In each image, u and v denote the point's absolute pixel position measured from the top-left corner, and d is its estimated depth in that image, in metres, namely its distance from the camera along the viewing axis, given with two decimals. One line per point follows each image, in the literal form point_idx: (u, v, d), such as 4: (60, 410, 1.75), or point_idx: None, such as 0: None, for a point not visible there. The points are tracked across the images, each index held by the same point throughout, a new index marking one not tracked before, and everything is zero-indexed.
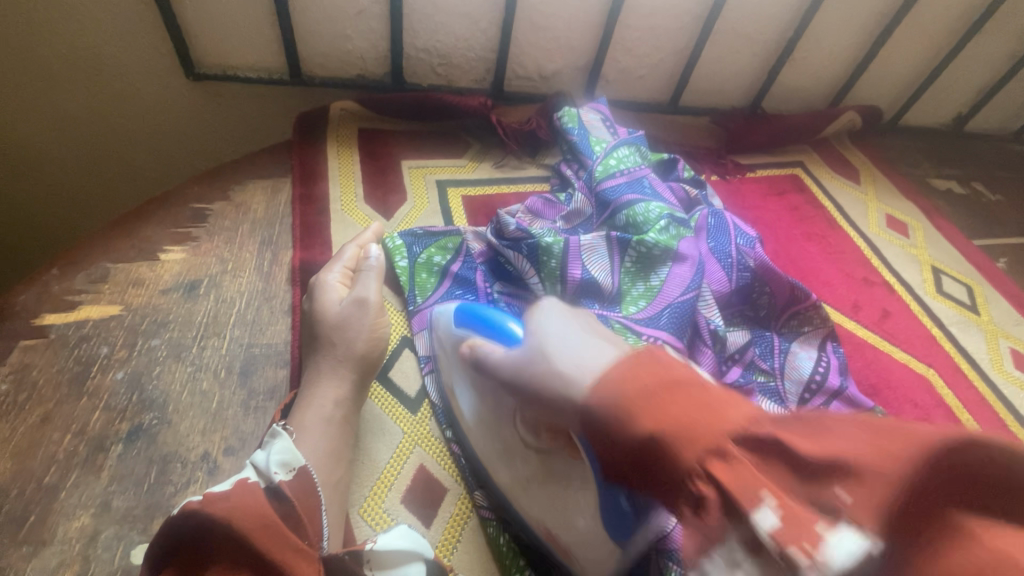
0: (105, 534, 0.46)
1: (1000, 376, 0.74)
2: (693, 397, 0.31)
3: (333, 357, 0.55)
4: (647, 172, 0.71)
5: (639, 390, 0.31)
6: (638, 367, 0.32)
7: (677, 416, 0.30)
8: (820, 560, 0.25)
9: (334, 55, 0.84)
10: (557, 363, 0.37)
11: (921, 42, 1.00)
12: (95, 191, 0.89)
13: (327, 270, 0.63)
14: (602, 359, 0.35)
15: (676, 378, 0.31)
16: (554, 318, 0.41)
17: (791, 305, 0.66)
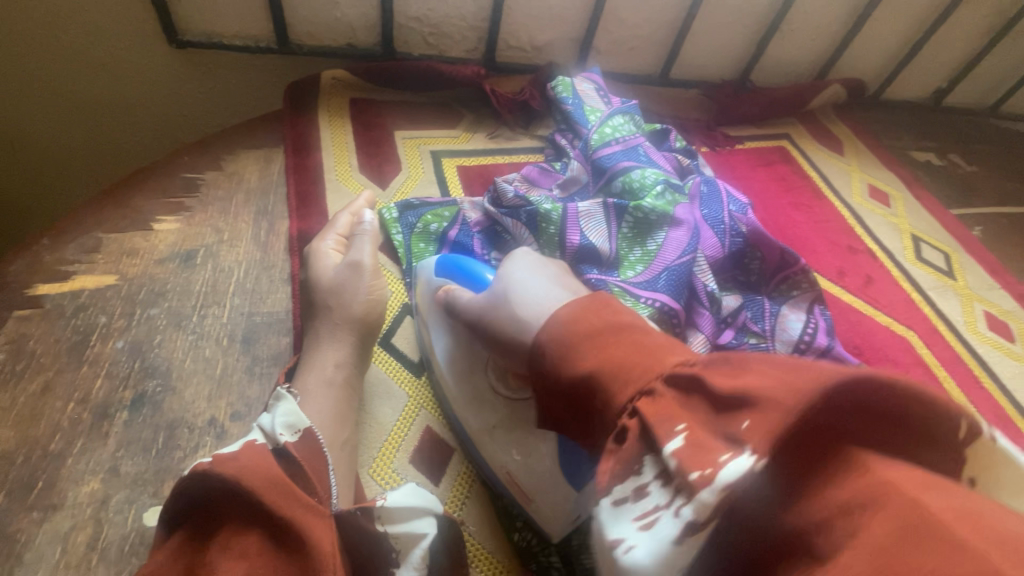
0: (116, 498, 0.46)
1: (974, 336, 0.78)
2: (633, 342, 0.35)
3: (331, 321, 0.56)
4: (642, 141, 0.72)
5: (589, 327, 0.36)
6: (587, 309, 0.38)
7: (617, 356, 0.34)
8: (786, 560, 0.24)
9: (322, 23, 0.82)
10: (518, 304, 0.44)
11: (904, 15, 1.02)
12: (77, 166, 0.87)
13: (321, 238, 0.62)
14: (554, 300, 0.43)
15: (618, 322, 0.37)
16: (523, 268, 0.48)
17: (781, 269, 0.69)
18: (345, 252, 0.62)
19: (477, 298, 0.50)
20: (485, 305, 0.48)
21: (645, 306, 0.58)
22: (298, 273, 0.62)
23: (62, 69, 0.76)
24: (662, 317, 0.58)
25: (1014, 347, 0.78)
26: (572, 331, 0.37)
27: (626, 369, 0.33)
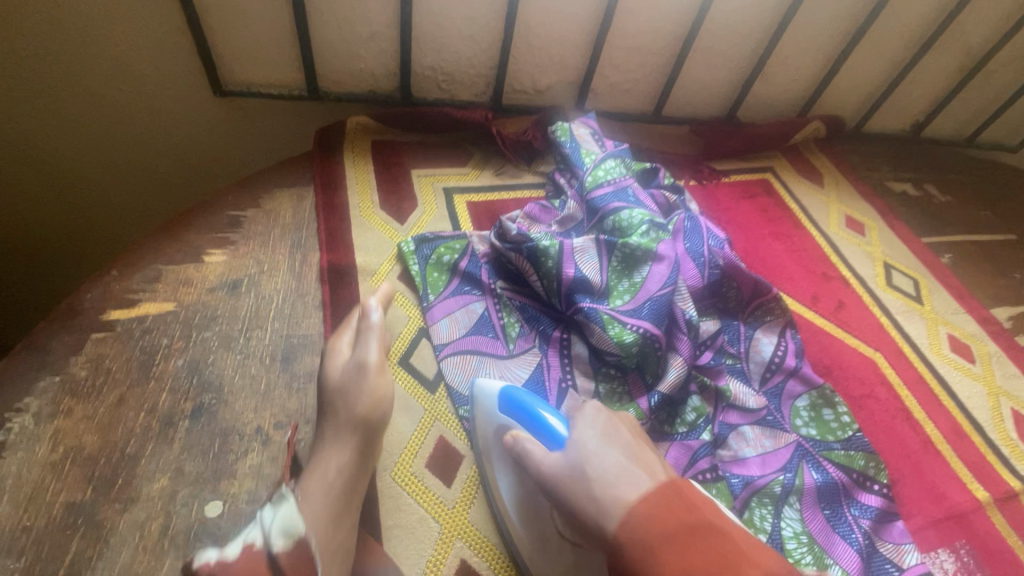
0: (182, 493, 0.55)
1: (938, 358, 0.85)
2: (710, 544, 0.40)
3: (337, 422, 0.59)
4: (631, 182, 0.80)
5: (673, 536, 0.41)
6: (666, 504, 0.43)
7: (699, 564, 0.39)
8: None
9: (348, 73, 0.92)
10: (599, 489, 0.47)
11: (880, 57, 1.10)
12: (125, 195, 0.97)
13: (337, 337, 0.66)
14: (635, 485, 0.46)
15: (694, 522, 0.42)
16: (591, 433, 0.51)
17: (756, 296, 0.77)
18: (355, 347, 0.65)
19: (560, 463, 0.51)
20: (569, 474, 0.49)
21: (631, 332, 0.68)
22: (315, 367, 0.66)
23: (124, 116, 0.87)
24: (646, 342, 0.67)
25: (974, 368, 0.85)
26: (655, 533, 0.42)
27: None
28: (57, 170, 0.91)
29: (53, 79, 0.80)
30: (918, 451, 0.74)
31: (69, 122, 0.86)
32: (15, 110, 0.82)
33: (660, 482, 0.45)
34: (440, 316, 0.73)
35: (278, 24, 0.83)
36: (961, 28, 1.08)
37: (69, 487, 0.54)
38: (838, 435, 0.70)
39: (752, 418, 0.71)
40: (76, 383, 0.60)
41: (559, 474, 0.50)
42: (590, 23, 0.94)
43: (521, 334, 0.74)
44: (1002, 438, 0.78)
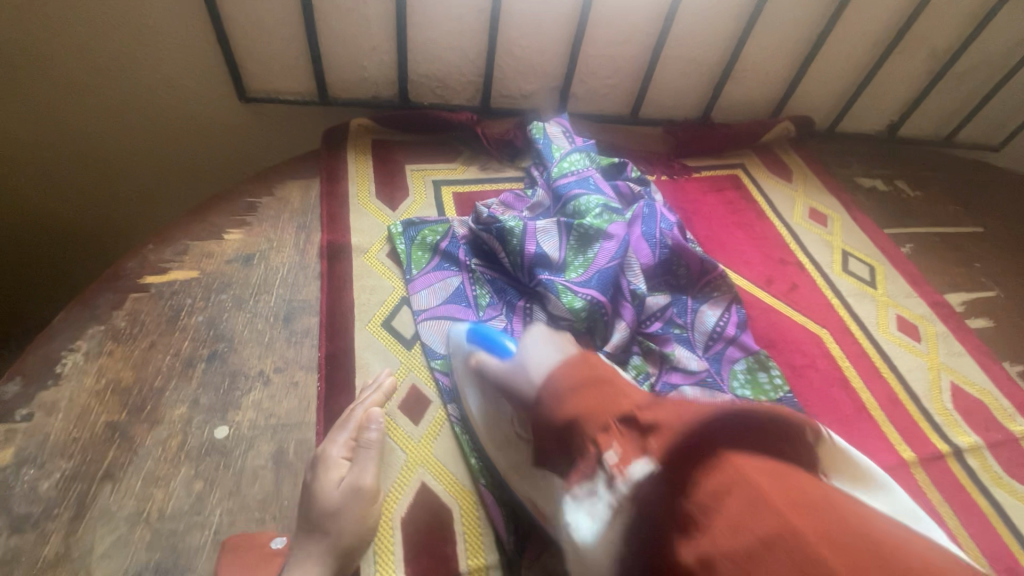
0: (197, 419, 0.68)
1: (883, 335, 0.91)
2: (602, 395, 0.56)
3: (322, 546, 0.57)
4: (593, 173, 0.91)
5: (578, 384, 0.57)
6: (576, 369, 0.59)
7: (593, 404, 0.55)
8: (626, 475, 0.49)
9: (353, 82, 1.06)
10: (530, 367, 0.64)
11: (846, 61, 1.18)
12: (157, 187, 1.11)
13: (332, 441, 0.64)
14: (554, 363, 0.62)
15: (592, 379, 0.58)
16: (534, 342, 0.67)
17: (704, 274, 0.86)
18: (349, 464, 0.63)
19: (504, 364, 0.67)
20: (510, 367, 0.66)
21: (581, 299, 0.77)
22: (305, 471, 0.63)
23: (156, 116, 1.00)
24: (593, 307, 0.77)
25: (919, 346, 0.91)
26: (567, 386, 0.57)
27: (597, 410, 0.54)
28: (99, 165, 1.05)
29: (101, 86, 0.94)
30: (850, 415, 0.81)
31: (110, 122, 0.99)
32: (66, 113, 0.96)
33: (578, 355, 0.63)
34: (421, 287, 0.85)
35: (292, 40, 0.97)
36: (923, 33, 1.15)
37: (108, 410, 0.67)
38: (771, 395, 0.78)
39: (693, 379, 0.79)
40: (117, 331, 0.73)
41: (504, 372, 0.67)
42: (566, 35, 1.06)
43: (491, 304, 0.84)
44: (938, 408, 0.83)
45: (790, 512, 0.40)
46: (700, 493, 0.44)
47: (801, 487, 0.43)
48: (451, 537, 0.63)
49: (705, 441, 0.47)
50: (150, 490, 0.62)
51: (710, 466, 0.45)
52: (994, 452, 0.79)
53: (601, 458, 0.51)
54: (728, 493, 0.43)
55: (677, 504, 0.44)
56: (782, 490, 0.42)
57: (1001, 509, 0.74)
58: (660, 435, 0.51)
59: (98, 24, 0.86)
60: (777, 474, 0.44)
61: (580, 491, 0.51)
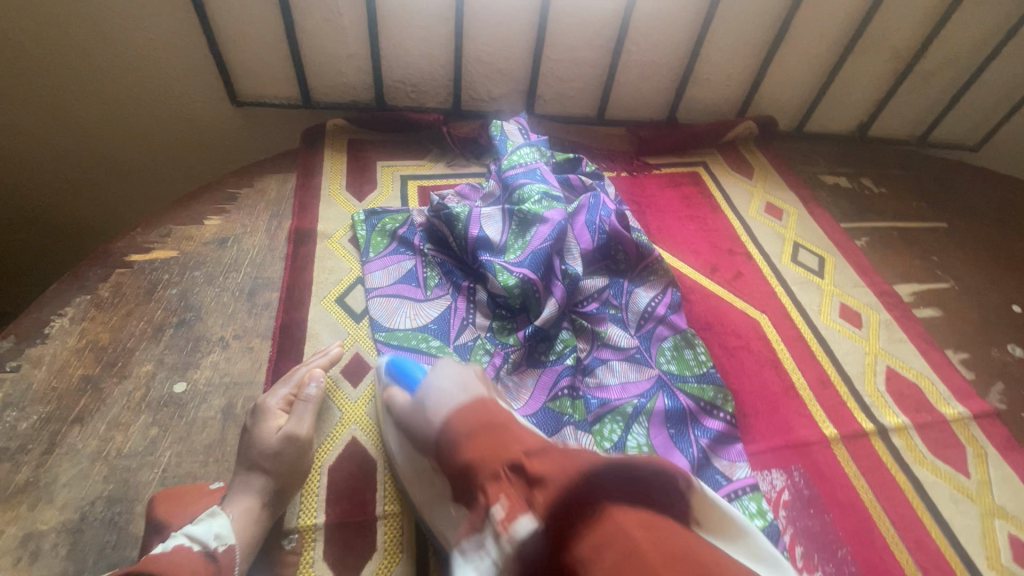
0: (160, 375, 0.76)
1: (824, 321, 0.93)
2: (493, 439, 0.52)
3: (257, 473, 0.64)
4: (541, 165, 0.97)
5: (468, 430, 0.54)
6: (472, 414, 0.56)
7: (484, 449, 0.51)
8: (510, 531, 0.43)
9: (333, 87, 1.15)
10: (432, 404, 0.61)
11: (808, 64, 1.21)
12: (157, 180, 1.22)
13: (271, 393, 0.72)
14: (452, 404, 0.59)
15: (484, 425, 0.54)
16: (439, 372, 0.64)
17: (641, 259, 0.91)
18: (286, 416, 0.70)
19: (412, 401, 0.65)
20: (418, 404, 0.63)
21: (515, 277, 0.83)
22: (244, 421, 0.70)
23: (153, 116, 1.11)
24: (526, 285, 0.82)
25: (860, 332, 0.93)
26: (459, 434, 0.54)
27: (488, 457, 0.50)
28: (99, 157, 1.16)
29: (108, 91, 1.06)
30: (777, 394, 0.83)
31: (109, 118, 1.10)
32: (69, 110, 1.07)
33: (481, 396, 0.59)
34: (375, 268, 0.91)
35: (276, 50, 1.07)
36: (885, 35, 1.17)
37: (85, 365, 0.76)
38: (695, 370, 0.82)
39: (622, 354, 0.83)
40: (100, 300, 0.83)
41: (411, 410, 0.64)
42: (528, 42, 1.13)
43: (438, 284, 0.90)
44: (870, 390, 0.85)
45: (660, 565, 0.36)
46: (588, 546, 0.39)
47: (677, 543, 0.38)
48: (373, 485, 0.69)
49: (584, 498, 0.42)
50: (112, 433, 0.70)
51: (594, 520, 0.40)
52: (921, 433, 0.81)
53: (488, 511, 0.45)
54: (606, 548, 0.38)
55: (556, 558, 0.40)
56: (654, 543, 0.38)
57: (918, 485, 0.76)
58: (547, 488, 0.44)
59: (105, 37, 0.99)
60: (659, 533, 0.39)
61: (469, 546, 0.45)
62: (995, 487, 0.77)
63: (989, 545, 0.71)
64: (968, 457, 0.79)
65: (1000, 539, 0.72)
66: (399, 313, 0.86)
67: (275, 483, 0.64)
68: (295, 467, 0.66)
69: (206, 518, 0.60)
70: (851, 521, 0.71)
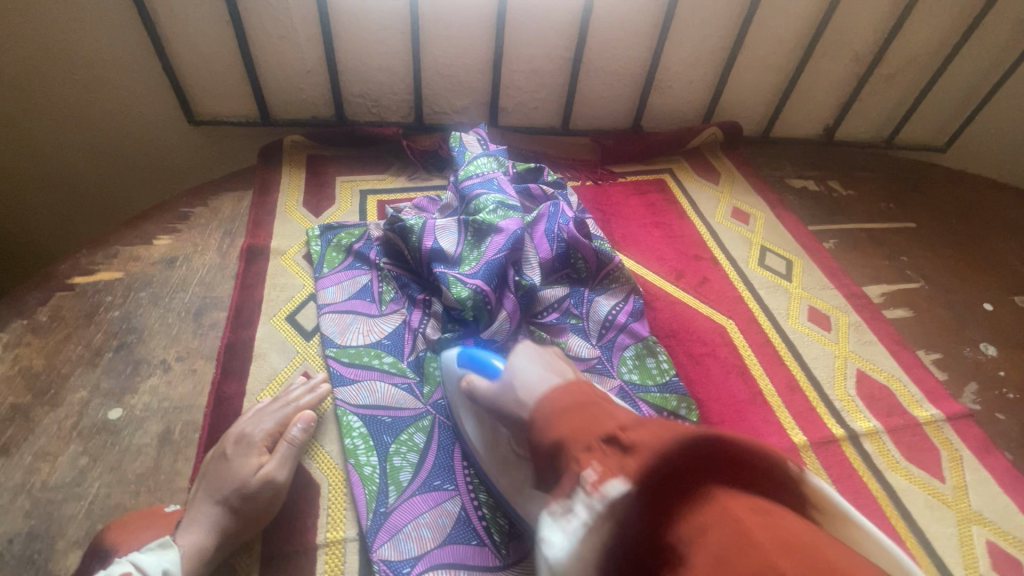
0: (94, 402, 0.73)
1: (791, 326, 0.91)
2: (586, 416, 0.55)
3: (220, 508, 0.60)
4: (497, 175, 0.95)
5: (564, 410, 0.56)
6: (565, 396, 0.58)
7: (575, 425, 0.54)
8: (603, 491, 0.45)
9: (292, 103, 1.14)
10: (522, 387, 0.62)
11: (769, 68, 1.21)
12: (113, 199, 1.20)
13: (258, 422, 0.68)
14: (544, 388, 0.61)
15: (579, 403, 0.57)
16: (523, 357, 0.66)
17: (602, 267, 0.89)
18: (268, 453, 0.66)
19: (494, 382, 0.65)
20: (500, 389, 0.64)
21: (468, 289, 0.79)
22: (222, 442, 0.66)
23: (107, 135, 1.09)
24: (479, 296, 0.79)
25: (829, 335, 0.90)
26: (556, 410, 0.57)
27: (580, 432, 0.53)
28: (48, 176, 1.13)
29: (59, 111, 1.04)
30: (744, 401, 0.80)
31: (57, 135, 1.07)
32: (13, 127, 1.04)
33: (569, 382, 0.62)
34: (328, 284, 0.89)
35: (231, 67, 1.06)
36: (843, 38, 1.17)
37: (15, 393, 0.72)
38: (657, 379, 0.79)
39: (583, 365, 0.80)
40: (37, 325, 0.80)
41: (494, 392, 0.64)
42: (486, 54, 1.12)
43: (393, 299, 0.87)
44: (840, 395, 0.82)
45: (765, 547, 0.36)
46: (686, 524, 0.40)
47: (790, 529, 0.38)
48: (316, 510, 0.66)
49: (682, 473, 0.44)
50: (38, 464, 0.66)
51: (703, 503, 0.41)
52: (893, 437, 0.78)
53: (580, 477, 0.48)
54: (709, 530, 0.39)
55: (657, 535, 0.41)
56: (761, 524, 0.38)
57: (893, 492, 0.72)
58: (639, 454, 0.47)
59: (55, 58, 0.97)
60: (769, 517, 0.39)
61: (559, 508, 0.47)
62: (971, 491, 0.73)
63: (967, 553, 0.68)
64: (942, 462, 0.76)
65: (979, 546, 0.68)
66: (352, 329, 0.83)
67: (232, 524, 0.60)
68: (260, 510, 0.61)
69: (156, 549, 0.57)
70: None
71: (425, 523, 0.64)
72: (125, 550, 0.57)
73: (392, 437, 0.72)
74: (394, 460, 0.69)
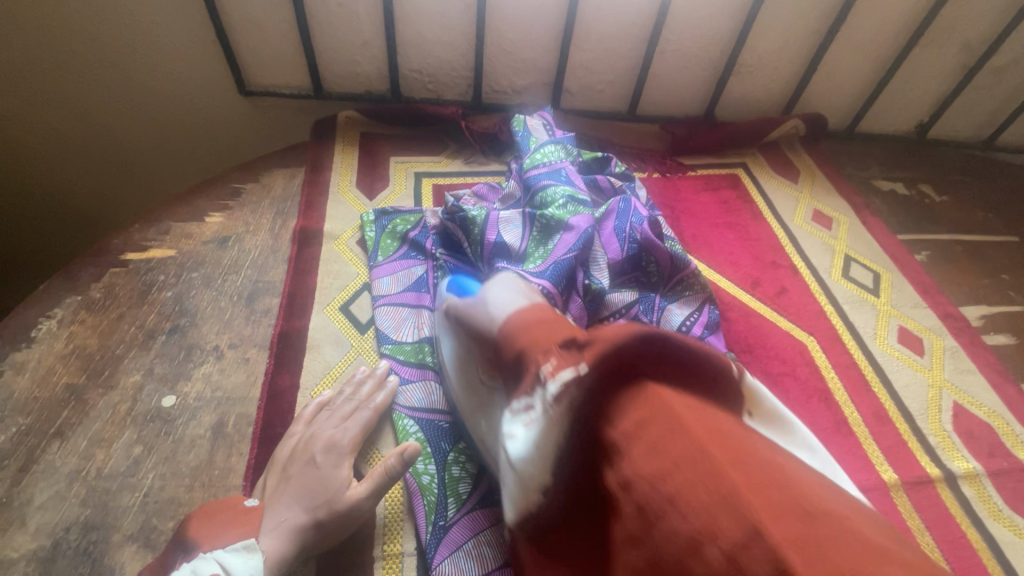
0: (148, 388, 0.71)
1: (879, 347, 0.83)
2: (549, 324, 0.49)
3: (307, 522, 0.57)
4: (566, 165, 0.89)
5: (530, 319, 0.51)
6: (534, 310, 0.53)
7: (539, 334, 0.48)
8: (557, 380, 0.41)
9: (346, 76, 1.08)
10: (492, 306, 0.57)
11: (864, 56, 1.10)
12: (161, 170, 1.17)
13: (347, 432, 0.64)
14: (515, 301, 0.57)
15: (549, 316, 0.52)
16: (501, 280, 0.63)
17: (676, 272, 0.82)
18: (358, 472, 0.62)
19: (468, 302, 0.64)
20: (469, 310, 0.62)
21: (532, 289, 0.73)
22: (310, 449, 0.62)
23: (159, 103, 1.06)
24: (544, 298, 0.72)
25: (922, 360, 0.82)
26: (519, 320, 0.52)
27: (539, 335, 0.47)
28: (98, 143, 1.10)
29: (111, 76, 1.01)
30: (828, 430, 0.74)
31: (104, 101, 1.04)
32: (62, 92, 1.01)
33: (537, 303, 0.56)
34: (383, 274, 0.84)
35: (286, 34, 1.00)
36: (954, 25, 1.05)
37: (70, 373, 0.71)
38: None
39: None
40: (91, 302, 0.78)
41: (465, 309, 0.63)
42: (555, 29, 1.04)
43: None
44: (934, 429, 0.75)
45: (719, 455, 0.33)
46: (626, 421, 0.37)
47: (734, 435, 0.36)
48: (374, 522, 0.62)
49: (631, 367, 0.39)
50: (93, 450, 0.65)
51: (636, 392, 0.38)
52: (995, 482, 0.71)
53: (538, 373, 0.43)
54: (653, 423, 0.36)
55: (599, 431, 0.38)
56: (708, 427, 0.35)
57: (994, 545, 0.66)
58: (597, 345, 0.41)
59: (110, 21, 0.93)
60: (703, 412, 0.37)
61: (518, 405, 0.44)
62: None
63: None
64: None
65: None
66: (407, 324, 0.79)
67: (312, 539, 0.57)
68: (339, 528, 0.58)
69: (241, 551, 0.54)
70: None
71: (486, 541, 0.60)
72: (209, 547, 0.54)
73: (450, 445, 0.68)
74: (453, 470, 0.66)
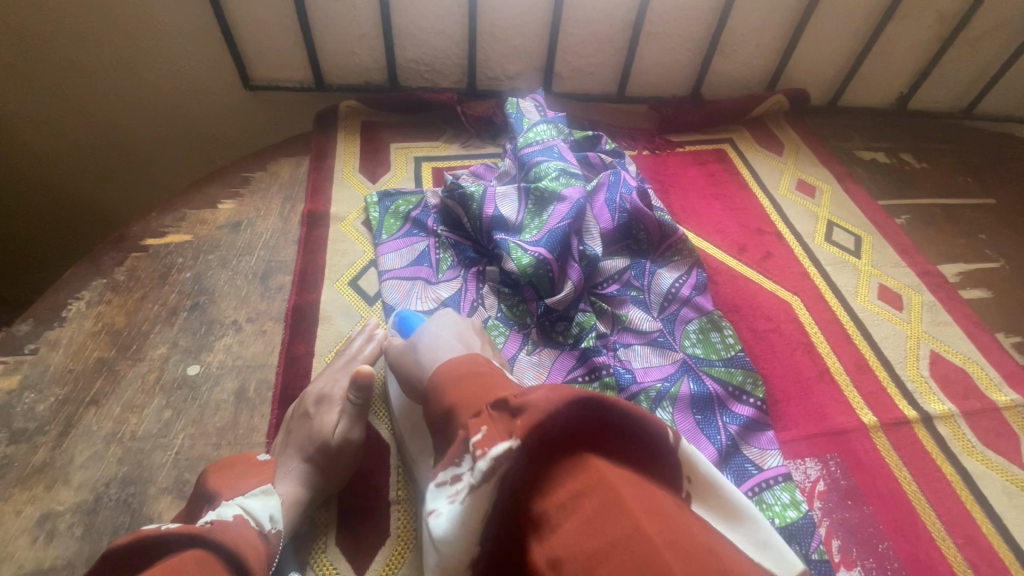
0: (174, 359, 0.76)
1: (861, 304, 0.88)
2: (480, 382, 0.48)
3: (311, 465, 0.63)
4: (558, 143, 0.93)
5: (461, 375, 0.50)
6: (463, 364, 0.52)
7: (468, 392, 0.47)
8: (487, 452, 0.38)
9: (346, 68, 1.13)
10: (428, 356, 0.58)
11: (843, 31, 1.14)
12: (172, 164, 1.22)
13: (336, 382, 0.70)
14: (450, 354, 0.56)
15: (480, 372, 0.50)
16: (437, 327, 0.63)
17: (665, 239, 0.87)
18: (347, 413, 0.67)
19: (405, 349, 0.63)
20: (409, 356, 0.61)
21: (529, 257, 0.79)
22: (303, 403, 0.68)
23: (168, 100, 1.11)
24: (540, 264, 0.78)
25: (901, 315, 0.87)
26: (449, 378, 0.50)
27: (473, 397, 0.46)
28: (110, 139, 1.15)
29: (122, 77, 1.06)
30: (812, 379, 0.78)
31: (113, 99, 1.09)
32: (70, 90, 1.06)
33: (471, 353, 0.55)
34: (388, 250, 0.89)
35: (287, 30, 1.05)
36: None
37: (101, 347, 0.76)
38: (722, 354, 0.78)
39: (644, 339, 0.79)
40: (116, 284, 0.83)
41: (404, 354, 0.62)
42: (544, 16, 1.08)
43: (451, 267, 0.87)
44: (912, 375, 0.80)
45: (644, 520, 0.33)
46: (562, 491, 0.37)
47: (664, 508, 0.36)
48: (386, 471, 0.68)
49: (567, 437, 0.39)
50: (127, 415, 0.70)
51: (577, 466, 0.37)
52: (969, 421, 0.75)
53: (467, 440, 0.41)
54: (586, 496, 0.36)
55: (530, 502, 0.38)
56: (647, 508, 0.35)
57: (968, 477, 0.70)
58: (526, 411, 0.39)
59: (120, 24, 0.98)
60: (643, 491, 0.37)
61: (444, 476, 0.41)
62: None
63: None
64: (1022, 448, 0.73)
65: None
66: (411, 296, 0.83)
67: (319, 480, 0.63)
68: (340, 469, 0.64)
69: (259, 497, 0.58)
70: (893, 514, 0.67)
71: None
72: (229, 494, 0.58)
73: None
74: None
